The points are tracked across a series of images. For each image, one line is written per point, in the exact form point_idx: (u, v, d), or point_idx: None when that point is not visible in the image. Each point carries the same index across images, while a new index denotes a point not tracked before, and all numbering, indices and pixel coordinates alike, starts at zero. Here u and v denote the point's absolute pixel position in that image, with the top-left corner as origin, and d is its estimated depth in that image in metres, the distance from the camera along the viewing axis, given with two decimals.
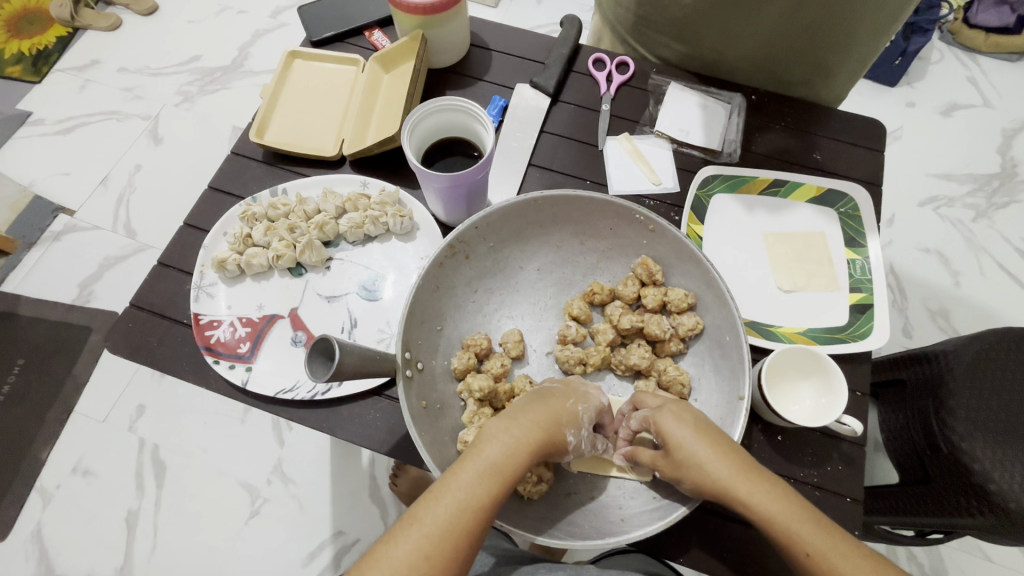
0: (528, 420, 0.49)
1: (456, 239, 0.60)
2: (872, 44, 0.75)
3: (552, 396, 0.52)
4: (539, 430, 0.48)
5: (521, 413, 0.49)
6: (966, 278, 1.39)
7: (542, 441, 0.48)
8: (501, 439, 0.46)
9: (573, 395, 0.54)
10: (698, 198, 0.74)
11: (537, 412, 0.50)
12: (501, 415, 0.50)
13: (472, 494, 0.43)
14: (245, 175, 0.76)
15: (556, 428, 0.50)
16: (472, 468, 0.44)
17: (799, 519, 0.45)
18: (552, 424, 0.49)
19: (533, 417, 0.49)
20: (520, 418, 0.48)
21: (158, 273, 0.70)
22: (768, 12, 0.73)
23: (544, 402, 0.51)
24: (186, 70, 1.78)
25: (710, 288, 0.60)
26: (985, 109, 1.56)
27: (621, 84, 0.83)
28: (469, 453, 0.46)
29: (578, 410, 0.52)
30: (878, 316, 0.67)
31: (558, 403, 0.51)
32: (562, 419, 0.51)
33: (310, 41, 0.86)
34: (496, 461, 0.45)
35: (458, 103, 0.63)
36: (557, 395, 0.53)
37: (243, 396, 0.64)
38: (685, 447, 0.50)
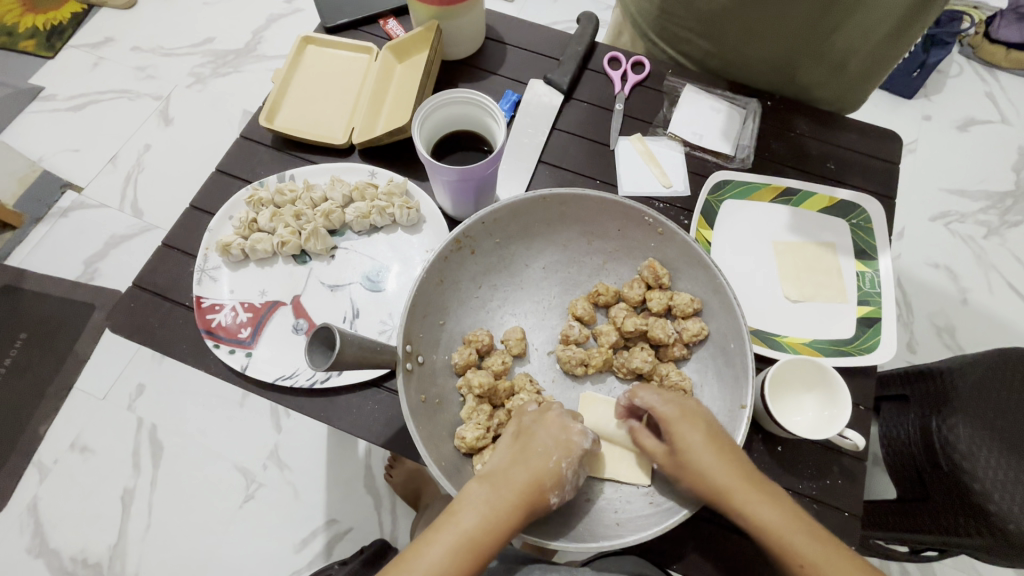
0: (506, 486, 0.48)
1: (461, 233, 0.60)
2: (896, 46, 0.75)
3: (530, 453, 0.50)
4: (518, 497, 0.48)
5: (505, 477, 0.49)
6: (975, 294, 1.37)
7: (521, 514, 0.48)
8: (475, 513, 0.47)
9: (558, 447, 0.51)
10: (709, 202, 0.73)
11: (517, 478, 0.49)
12: (481, 475, 0.50)
13: (443, 568, 0.45)
14: (253, 159, 0.76)
15: (535, 492, 0.48)
16: (448, 541, 0.46)
17: (791, 528, 0.46)
18: (531, 493, 0.48)
19: (512, 484, 0.48)
20: (500, 485, 0.48)
21: (162, 254, 0.70)
22: (795, 10, 0.72)
23: (523, 461, 0.50)
24: (199, 52, 1.77)
25: (717, 294, 0.59)
26: (1002, 125, 1.54)
27: (636, 84, 0.82)
28: (445, 521, 0.47)
29: (562, 471, 0.50)
30: (885, 331, 0.67)
31: (542, 461, 0.50)
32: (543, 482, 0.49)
33: (324, 28, 0.86)
34: (471, 536, 0.46)
35: (469, 96, 0.62)
36: (537, 453, 0.50)
37: (242, 381, 0.63)
38: (687, 450, 0.49)
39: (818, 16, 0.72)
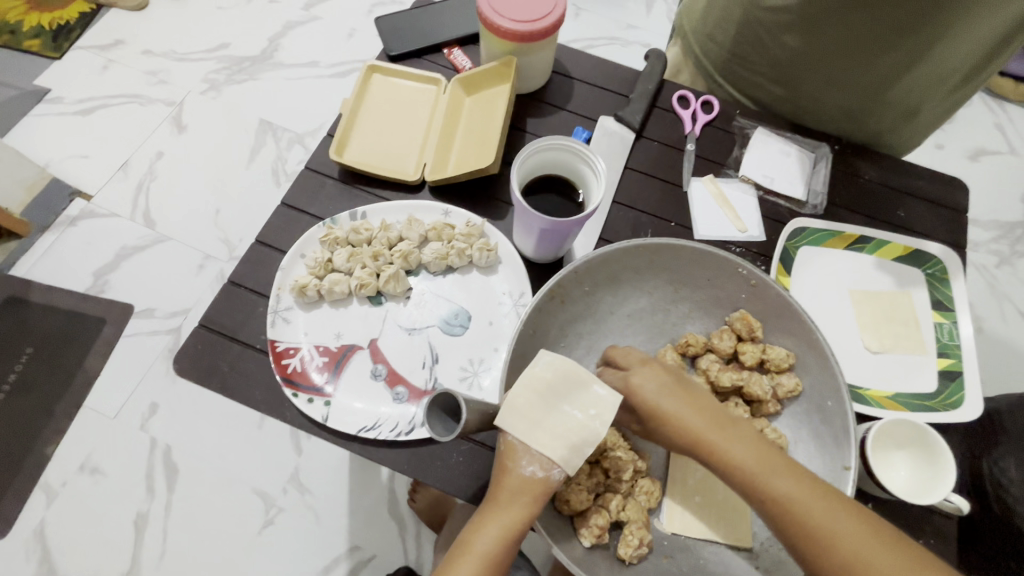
0: (510, 489, 0.49)
1: (555, 284, 0.59)
2: (963, 90, 0.77)
3: (512, 452, 0.49)
4: (525, 496, 0.48)
5: (482, 520, 0.49)
6: (988, 323, 1.40)
7: (532, 512, 0.48)
8: (495, 524, 0.48)
9: (509, 460, 0.49)
10: (787, 249, 0.73)
11: (515, 478, 0.49)
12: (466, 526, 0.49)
13: None
14: (319, 193, 0.73)
15: (537, 483, 0.48)
16: (470, 562, 0.47)
17: (810, 496, 0.46)
18: (540, 487, 0.48)
19: (512, 487, 0.49)
20: (504, 496, 0.48)
21: (228, 293, 0.67)
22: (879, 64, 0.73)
23: (514, 465, 0.49)
24: (214, 58, 1.73)
25: (814, 349, 0.59)
26: (1011, 156, 1.58)
27: (706, 123, 0.81)
28: (467, 541, 0.48)
29: (536, 449, 0.48)
30: (969, 384, 0.67)
31: (507, 484, 0.49)
32: (538, 473, 0.49)
33: (386, 55, 0.84)
34: (490, 549, 0.47)
35: (565, 143, 0.60)
36: (519, 449, 0.49)
37: (320, 432, 0.60)
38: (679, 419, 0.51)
39: (902, 68, 0.72)
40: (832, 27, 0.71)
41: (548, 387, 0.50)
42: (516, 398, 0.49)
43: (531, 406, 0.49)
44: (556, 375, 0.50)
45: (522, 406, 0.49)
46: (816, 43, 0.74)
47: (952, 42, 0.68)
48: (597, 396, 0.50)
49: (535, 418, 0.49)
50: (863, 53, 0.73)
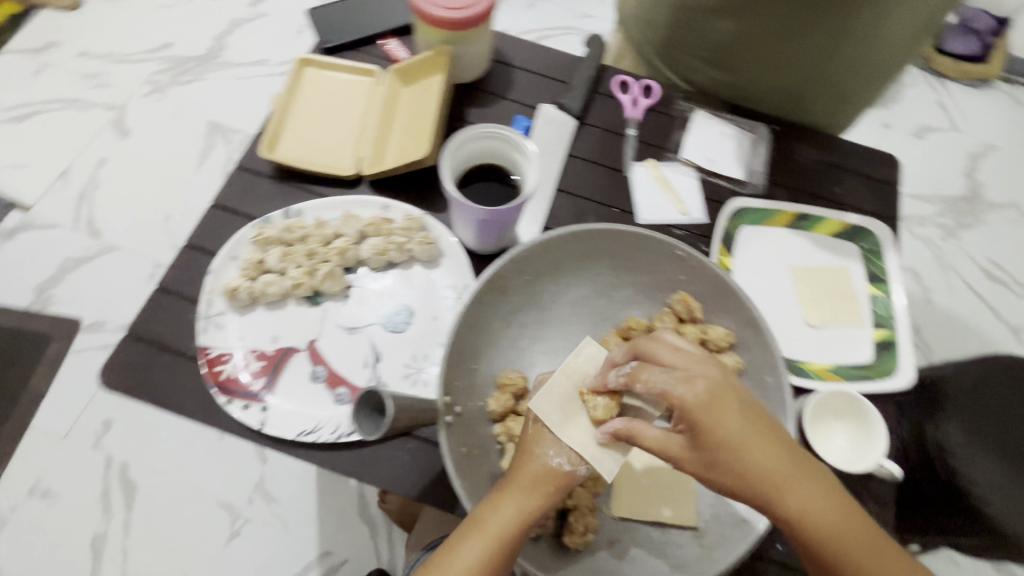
0: (532, 475, 0.47)
1: (493, 273, 0.58)
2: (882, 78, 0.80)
3: (542, 439, 0.50)
4: (545, 486, 0.47)
5: (490, 506, 0.46)
6: (937, 294, 1.45)
7: (551, 500, 0.47)
8: (512, 505, 0.45)
9: (537, 444, 0.49)
10: (727, 229, 0.74)
11: (537, 465, 0.48)
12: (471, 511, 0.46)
13: None
14: (252, 192, 0.71)
15: (559, 475, 0.47)
16: (478, 539, 0.44)
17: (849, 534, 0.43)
18: (563, 480, 0.47)
19: (535, 474, 0.47)
20: (522, 477, 0.47)
21: (157, 300, 0.64)
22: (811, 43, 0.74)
23: (542, 451, 0.49)
24: (156, 59, 1.66)
25: (752, 327, 0.59)
26: (953, 133, 1.64)
27: (647, 108, 0.81)
28: (478, 518, 0.45)
29: (565, 440, 0.49)
30: (902, 354, 0.69)
31: (530, 468, 0.48)
32: (564, 466, 0.48)
33: (320, 48, 0.81)
34: (502, 530, 0.45)
35: (497, 130, 0.60)
36: (548, 437, 0.50)
37: (258, 439, 0.59)
38: (724, 433, 0.43)
39: (834, 47, 0.74)
40: (764, 8, 0.72)
41: (585, 380, 0.54)
42: (555, 387, 0.53)
43: (567, 397, 0.53)
44: (596, 367, 0.55)
45: (558, 395, 0.53)
46: (750, 25, 0.75)
47: (878, 18, 0.70)
48: (634, 401, 0.54)
49: (568, 412, 0.52)
50: (795, 34, 0.74)
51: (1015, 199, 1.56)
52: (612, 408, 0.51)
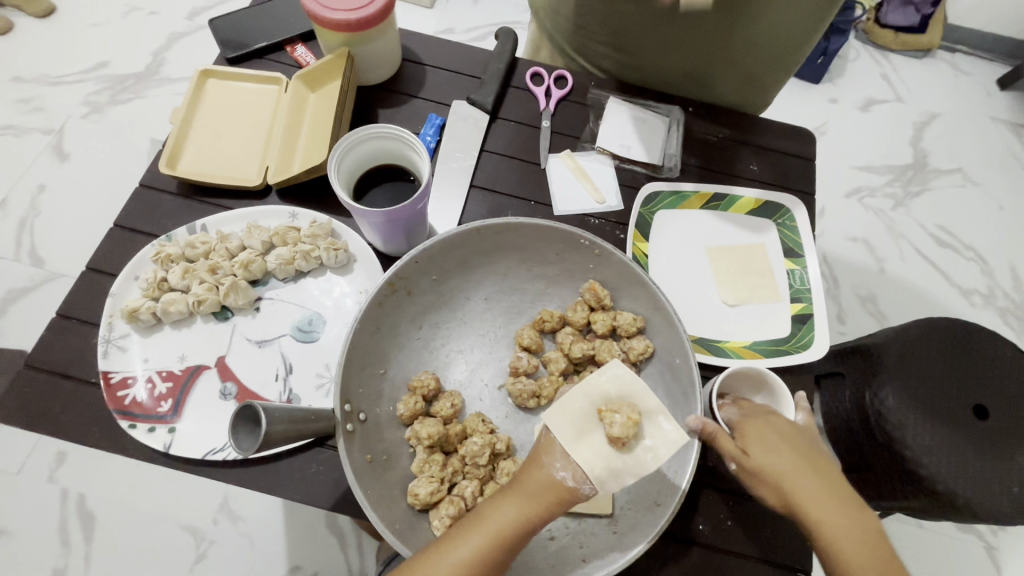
0: (535, 484, 0.47)
1: (394, 276, 0.57)
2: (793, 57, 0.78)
3: (551, 449, 0.48)
4: (549, 495, 0.47)
5: (493, 508, 0.47)
6: (890, 263, 1.45)
7: (552, 509, 0.47)
8: (511, 508, 0.46)
9: (547, 456, 0.48)
10: (642, 215, 0.74)
11: (542, 476, 0.47)
12: (473, 512, 0.48)
13: None
14: (157, 210, 0.69)
15: (563, 490, 0.47)
16: (478, 534, 0.45)
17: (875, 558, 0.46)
18: (564, 493, 0.47)
19: (539, 482, 0.47)
20: (526, 482, 0.47)
21: (58, 327, 0.62)
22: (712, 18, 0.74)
23: (549, 463, 0.48)
24: (92, 78, 1.58)
25: (658, 311, 0.59)
26: (898, 104, 1.64)
27: (561, 98, 0.81)
28: (480, 516, 0.47)
29: (575, 458, 0.47)
30: (818, 326, 0.69)
31: (536, 478, 0.47)
32: (568, 481, 0.47)
33: (224, 59, 0.79)
34: (500, 529, 0.46)
35: (388, 132, 0.59)
36: (556, 449, 0.48)
37: (166, 461, 0.57)
38: (770, 466, 0.51)
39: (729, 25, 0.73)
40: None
41: (605, 398, 0.50)
42: (571, 402, 0.49)
43: (583, 414, 0.49)
44: (618, 388, 0.50)
45: (574, 411, 0.49)
46: (643, 10, 0.75)
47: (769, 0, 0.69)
48: (659, 427, 0.48)
49: (581, 430, 0.48)
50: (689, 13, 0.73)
51: (961, 163, 1.56)
52: (630, 427, 0.46)
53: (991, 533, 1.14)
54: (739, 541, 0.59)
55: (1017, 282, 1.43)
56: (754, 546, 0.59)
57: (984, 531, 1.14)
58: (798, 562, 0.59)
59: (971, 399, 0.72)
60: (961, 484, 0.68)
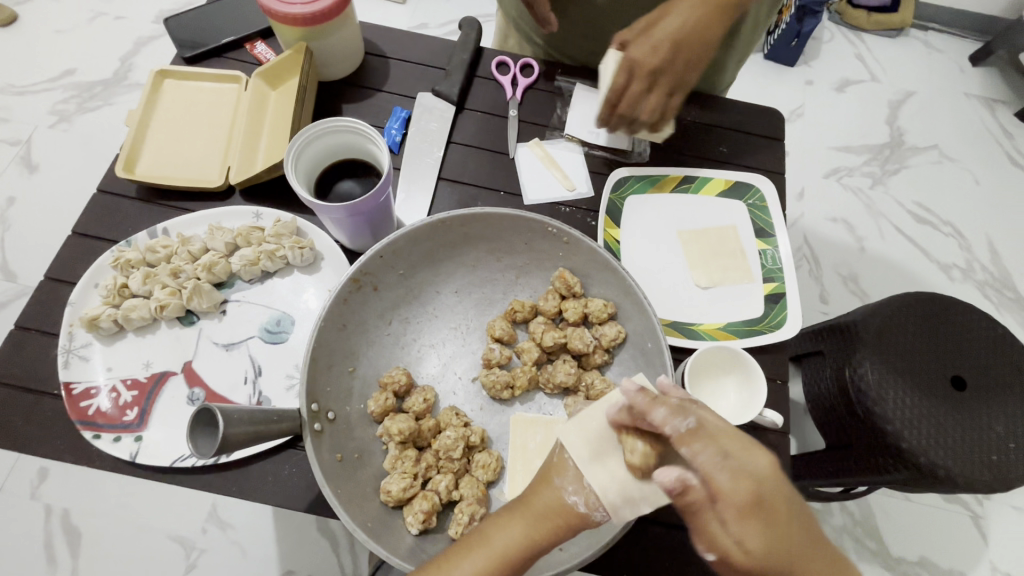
0: (544, 505, 0.46)
1: (358, 271, 0.56)
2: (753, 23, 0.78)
3: (563, 469, 0.46)
4: (555, 519, 0.45)
5: (495, 531, 0.45)
6: (870, 242, 1.46)
7: (560, 534, 0.45)
8: (517, 528, 0.45)
9: (558, 474, 0.46)
10: (612, 201, 0.74)
11: (551, 496, 0.46)
12: (475, 533, 0.47)
13: None
14: (117, 216, 0.68)
15: (573, 514, 0.45)
16: (480, 555, 0.44)
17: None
18: (573, 519, 0.45)
19: (547, 503, 0.45)
20: (534, 502, 0.46)
21: (17, 339, 0.61)
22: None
23: (561, 484, 0.46)
24: (59, 87, 1.54)
25: (628, 295, 0.59)
26: (873, 83, 1.65)
27: (527, 87, 0.80)
28: (484, 536, 0.46)
29: (588, 482, 0.44)
30: (791, 304, 0.69)
31: (546, 499, 0.46)
32: (579, 506, 0.45)
33: (181, 59, 0.78)
34: (503, 551, 0.44)
35: (346, 124, 0.58)
36: (569, 471, 0.46)
37: (134, 471, 0.56)
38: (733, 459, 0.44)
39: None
40: None
41: (625, 419, 0.47)
42: (590, 421, 0.47)
43: (602, 434, 0.47)
44: None
45: (592, 430, 0.47)
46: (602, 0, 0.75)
47: None
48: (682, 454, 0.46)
49: (599, 451, 0.46)
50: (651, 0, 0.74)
51: (937, 140, 1.58)
52: (651, 456, 0.44)
53: (977, 502, 1.16)
54: None
55: (994, 255, 1.45)
56: None
57: (970, 501, 1.15)
58: None
59: (949, 370, 0.73)
60: (938, 454, 0.68)
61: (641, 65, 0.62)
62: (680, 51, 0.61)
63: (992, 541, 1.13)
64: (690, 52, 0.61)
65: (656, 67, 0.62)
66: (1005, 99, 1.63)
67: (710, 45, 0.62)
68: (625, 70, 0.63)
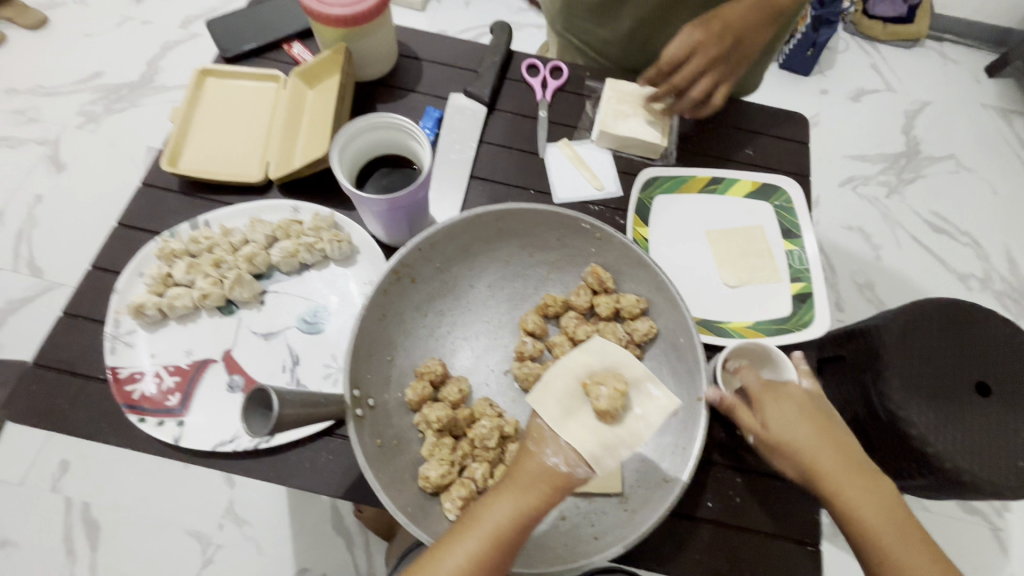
0: (529, 475, 0.47)
1: (398, 263, 0.58)
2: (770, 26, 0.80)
3: (541, 437, 0.48)
4: (543, 485, 0.47)
5: (483, 513, 0.46)
6: (887, 250, 1.45)
7: (550, 500, 0.47)
8: (508, 503, 0.46)
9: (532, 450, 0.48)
10: (641, 200, 0.75)
11: (535, 465, 0.47)
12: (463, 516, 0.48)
13: None
14: (160, 208, 0.70)
15: (557, 475, 0.47)
16: (475, 536, 0.45)
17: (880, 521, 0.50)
18: (561, 482, 0.47)
19: (532, 472, 0.47)
20: (520, 477, 0.47)
21: (65, 325, 0.62)
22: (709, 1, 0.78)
23: (540, 451, 0.48)
24: (87, 89, 1.57)
25: (661, 291, 0.60)
26: (888, 93, 1.66)
27: (557, 89, 0.82)
28: (476, 516, 0.47)
29: (565, 438, 0.47)
30: (818, 305, 0.70)
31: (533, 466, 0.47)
32: (561, 467, 0.47)
33: (222, 58, 0.80)
34: (497, 530, 0.45)
35: (389, 121, 0.60)
36: (547, 436, 0.48)
37: (176, 454, 0.58)
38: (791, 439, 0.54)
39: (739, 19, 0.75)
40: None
41: (588, 370, 0.50)
42: (555, 381, 0.49)
43: (570, 392, 0.49)
44: (601, 360, 0.50)
45: (560, 389, 0.49)
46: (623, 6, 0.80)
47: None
48: (647, 395, 0.49)
49: (569, 408, 0.48)
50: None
51: (953, 150, 1.58)
52: (616, 398, 0.47)
53: (997, 514, 1.15)
54: (748, 515, 0.60)
55: (1013, 266, 1.44)
56: (763, 520, 0.60)
57: (989, 512, 1.15)
58: (807, 536, 0.59)
59: (974, 375, 0.72)
60: (963, 458, 0.68)
61: (703, 48, 0.71)
62: (739, 43, 0.71)
63: (1012, 553, 1.12)
64: (745, 42, 0.71)
65: (716, 51, 0.71)
66: (1021, 111, 1.63)
67: (762, 35, 0.72)
68: (687, 48, 0.71)
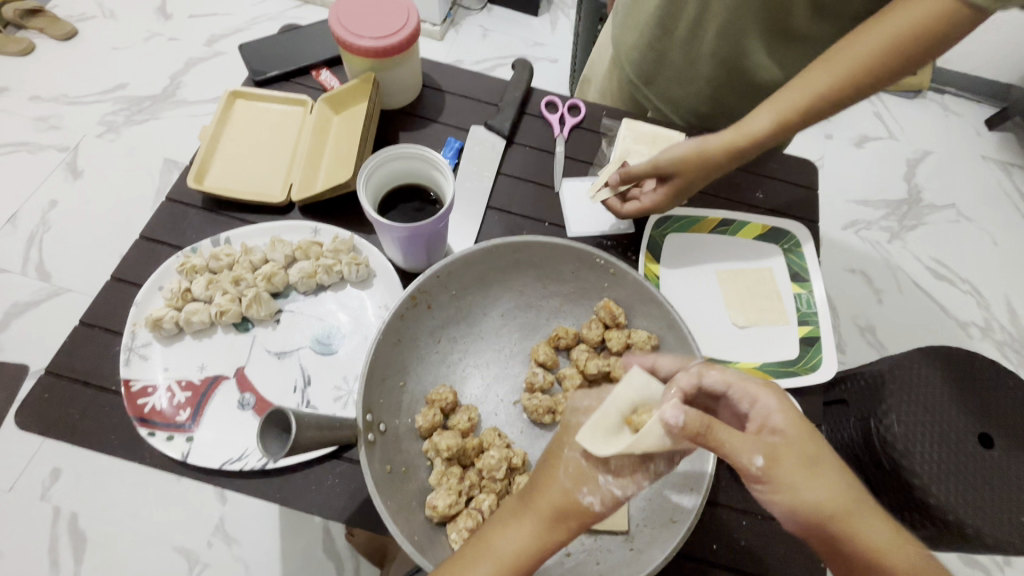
0: (552, 504, 0.48)
1: (416, 290, 0.59)
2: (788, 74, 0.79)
3: (572, 468, 0.49)
4: (565, 515, 0.47)
5: (501, 539, 0.47)
6: (888, 295, 1.47)
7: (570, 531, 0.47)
8: (526, 531, 0.47)
9: (563, 477, 0.49)
10: (653, 238, 0.77)
11: (559, 493, 0.48)
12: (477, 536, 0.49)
13: None
14: (182, 224, 0.71)
15: (583, 508, 0.47)
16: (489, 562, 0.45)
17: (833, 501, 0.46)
18: (586, 515, 0.47)
19: (558, 501, 0.48)
20: (539, 503, 0.48)
21: (81, 334, 0.63)
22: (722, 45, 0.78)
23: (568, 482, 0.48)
24: (110, 99, 1.61)
25: (671, 328, 0.61)
26: (892, 140, 1.70)
27: (574, 126, 0.84)
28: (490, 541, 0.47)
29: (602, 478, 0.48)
30: (826, 349, 0.71)
31: (559, 493, 0.48)
32: (592, 502, 0.47)
33: (252, 81, 0.83)
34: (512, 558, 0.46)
35: (413, 151, 0.62)
36: (584, 472, 0.48)
37: (183, 470, 0.58)
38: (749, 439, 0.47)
39: (760, 67, 0.78)
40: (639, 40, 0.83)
41: (632, 406, 0.53)
42: (605, 416, 0.51)
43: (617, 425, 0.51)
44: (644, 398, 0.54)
45: (608, 423, 0.51)
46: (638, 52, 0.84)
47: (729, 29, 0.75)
48: None
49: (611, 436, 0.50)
50: (699, 52, 0.80)
51: (954, 199, 1.61)
52: None
53: (998, 568, 1.13)
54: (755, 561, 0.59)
55: (1013, 315, 1.46)
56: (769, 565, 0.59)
57: (989, 565, 1.13)
58: None
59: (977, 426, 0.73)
60: (966, 512, 0.68)
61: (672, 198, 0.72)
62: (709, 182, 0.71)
63: None
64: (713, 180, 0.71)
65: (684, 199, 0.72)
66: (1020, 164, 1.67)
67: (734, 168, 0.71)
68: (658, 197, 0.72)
